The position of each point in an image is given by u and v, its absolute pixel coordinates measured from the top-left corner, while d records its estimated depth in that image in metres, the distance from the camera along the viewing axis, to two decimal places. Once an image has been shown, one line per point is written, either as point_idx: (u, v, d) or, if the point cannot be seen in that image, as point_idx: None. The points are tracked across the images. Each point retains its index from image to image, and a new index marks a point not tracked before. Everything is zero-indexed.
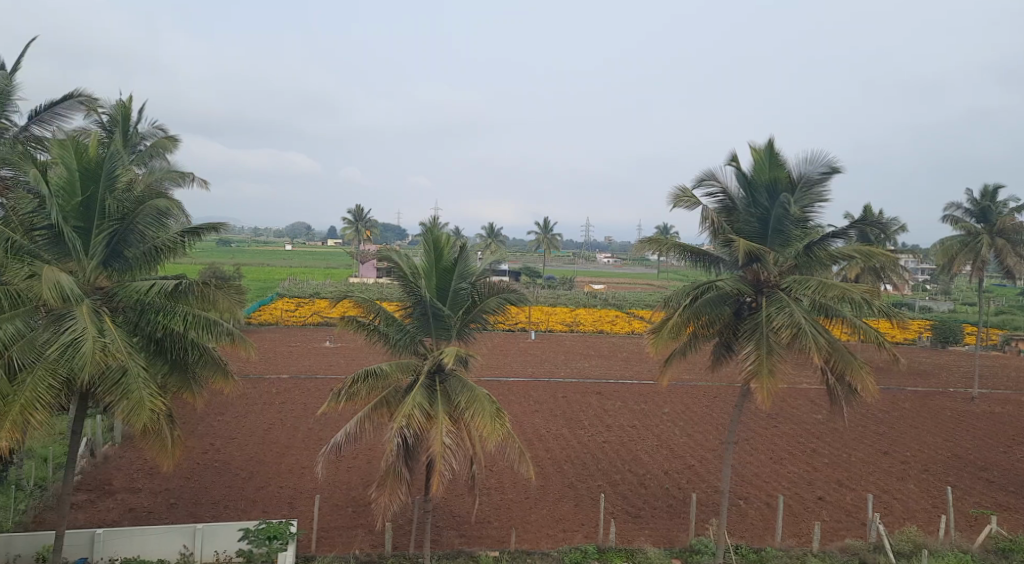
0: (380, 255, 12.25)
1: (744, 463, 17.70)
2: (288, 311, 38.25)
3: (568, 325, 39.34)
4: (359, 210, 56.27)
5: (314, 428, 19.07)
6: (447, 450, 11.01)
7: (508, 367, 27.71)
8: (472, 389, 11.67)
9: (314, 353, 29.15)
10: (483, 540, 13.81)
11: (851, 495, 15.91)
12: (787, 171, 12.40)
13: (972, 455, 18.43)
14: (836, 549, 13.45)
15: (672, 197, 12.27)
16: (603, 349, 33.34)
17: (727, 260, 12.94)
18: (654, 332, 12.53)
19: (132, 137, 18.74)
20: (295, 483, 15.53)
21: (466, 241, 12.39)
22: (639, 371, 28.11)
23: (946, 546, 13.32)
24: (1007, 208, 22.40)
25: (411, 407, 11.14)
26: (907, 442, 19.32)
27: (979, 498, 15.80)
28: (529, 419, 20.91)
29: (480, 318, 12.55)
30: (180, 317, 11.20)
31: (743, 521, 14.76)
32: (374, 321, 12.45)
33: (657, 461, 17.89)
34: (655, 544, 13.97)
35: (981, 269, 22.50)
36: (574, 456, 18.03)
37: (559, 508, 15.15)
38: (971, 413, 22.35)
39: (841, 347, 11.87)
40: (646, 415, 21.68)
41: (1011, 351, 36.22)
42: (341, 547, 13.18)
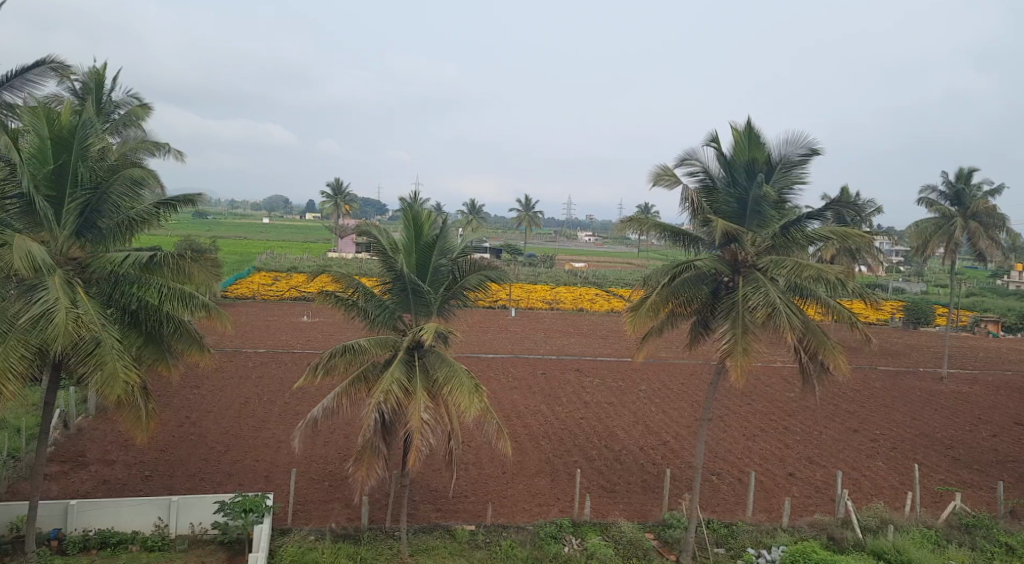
0: (359, 230, 12.15)
1: (718, 440, 17.98)
2: (265, 286, 37.98)
3: (548, 302, 39.48)
4: (338, 183, 55.56)
5: (291, 402, 19.05)
6: (425, 426, 11.01)
7: (487, 344, 27.78)
8: (452, 366, 11.68)
9: (292, 328, 29.03)
10: (460, 514, 13.94)
11: (822, 472, 16.23)
12: (766, 153, 12.47)
13: (939, 433, 18.85)
14: (805, 524, 13.71)
15: (652, 175, 12.29)
16: (582, 327, 33.53)
17: (706, 240, 13.00)
18: (632, 310, 12.62)
19: (105, 105, 18.37)
20: (270, 457, 15.52)
21: (447, 218, 12.38)
22: (617, 349, 28.34)
23: (912, 522, 13.65)
24: (981, 191, 22.71)
25: (388, 383, 11.14)
26: (877, 420, 19.71)
27: (945, 475, 16.20)
28: (507, 395, 21.05)
29: (460, 295, 12.51)
30: (155, 290, 11.14)
31: (715, 496, 15.02)
32: (353, 296, 12.40)
33: (633, 437, 18.11)
34: (629, 518, 14.18)
35: (953, 252, 22.85)
36: (551, 432, 18.18)
37: (535, 483, 15.31)
38: (939, 392, 22.82)
39: (815, 327, 12.00)
40: (624, 392, 21.89)
41: (980, 332, 36.99)
42: (317, 520, 13.23)
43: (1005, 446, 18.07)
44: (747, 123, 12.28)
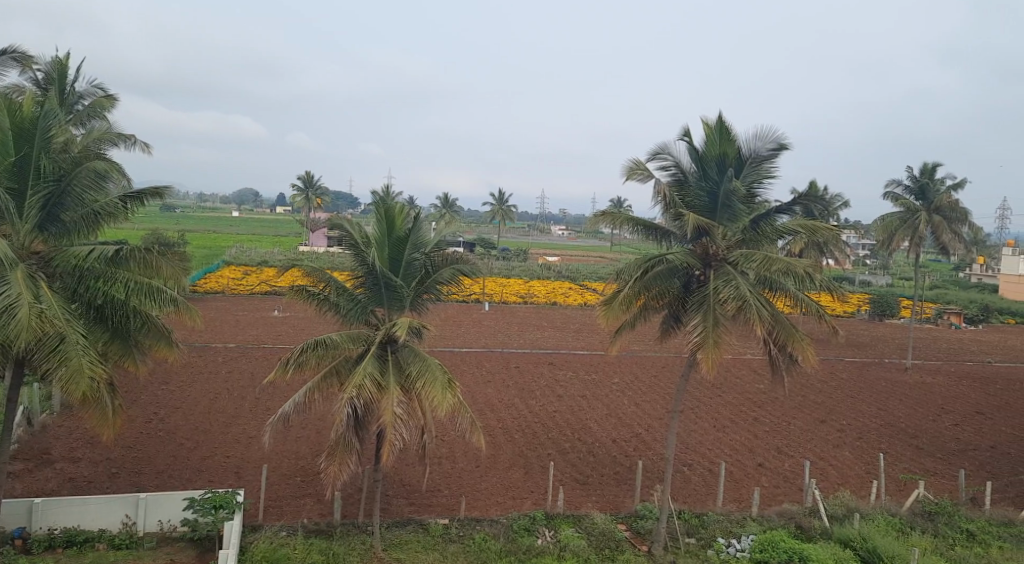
0: (331, 223, 12.04)
1: (689, 431, 18.18)
2: (235, 280, 37.53)
3: (522, 296, 39.56)
4: (309, 176, 54.97)
5: (262, 398, 18.87)
6: (398, 420, 10.98)
7: (460, 338, 27.76)
8: (425, 361, 11.66)
9: (263, 323, 28.74)
10: (433, 508, 13.95)
11: (790, 462, 16.50)
12: (736, 147, 12.61)
13: (904, 423, 19.27)
14: (774, 514, 13.92)
15: (626, 169, 12.35)
16: (555, 320, 33.66)
17: (677, 234, 13.11)
18: (605, 304, 12.69)
19: (69, 96, 17.99)
20: (241, 453, 15.38)
21: (420, 212, 12.33)
22: (590, 342, 28.50)
23: (877, 510, 13.93)
24: (944, 185, 23.20)
25: (362, 377, 11.08)
26: (843, 411, 20.09)
27: (908, 464, 16.57)
28: (480, 389, 21.08)
29: (433, 289, 12.50)
30: (121, 284, 10.88)
31: (686, 487, 15.20)
32: (324, 291, 12.29)
33: (606, 430, 18.23)
34: (601, 509, 14.29)
35: (918, 246, 23.32)
36: (524, 426, 18.24)
37: (509, 476, 15.37)
38: (903, 383, 23.31)
39: (784, 319, 12.18)
40: (597, 385, 22.04)
41: (943, 323, 37.85)
42: (289, 516, 13.15)
43: (966, 435, 18.53)
44: (718, 117, 12.41)
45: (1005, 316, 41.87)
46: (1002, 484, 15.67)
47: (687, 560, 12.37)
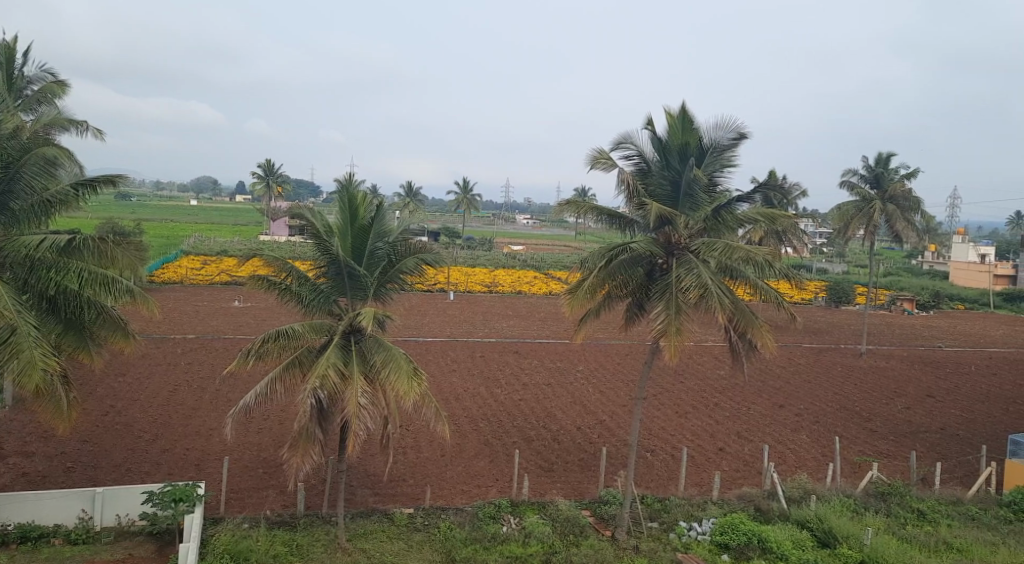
0: (293, 212, 11.86)
1: (652, 418, 18.42)
2: (194, 270, 36.83)
3: (487, 285, 39.57)
4: (269, 164, 54.07)
5: (222, 389, 18.60)
6: (362, 410, 10.91)
7: (426, 328, 27.67)
8: (389, 351, 11.60)
9: (224, 313, 28.28)
10: (398, 498, 13.92)
11: (749, 446, 16.84)
12: (698, 136, 12.74)
13: (859, 407, 19.79)
14: (734, 497, 14.19)
15: (590, 158, 12.40)
16: (520, 309, 33.76)
17: (640, 223, 13.24)
18: (570, 292, 12.75)
19: (16, 81, 17.39)
20: (201, 445, 15.17)
21: (383, 200, 12.27)
22: (555, 331, 28.64)
23: (832, 492, 14.29)
24: (898, 174, 23.78)
25: (325, 367, 10.97)
26: (801, 395, 20.56)
27: (863, 446, 17.02)
28: (446, 378, 21.08)
29: (397, 279, 12.41)
30: (74, 274, 10.61)
31: (649, 472, 15.43)
32: (286, 281, 12.14)
33: (570, 418, 18.40)
34: (566, 496, 14.42)
35: (872, 234, 23.89)
36: (490, 414, 18.30)
37: (474, 464, 15.41)
38: (858, 368, 23.92)
39: (744, 306, 12.36)
40: (561, 373, 22.20)
41: (897, 309, 38.89)
42: (251, 508, 13.01)
43: (917, 417, 19.10)
44: (681, 107, 12.51)
45: (955, 301, 43.19)
46: (950, 464, 16.21)
47: (650, 544, 12.56)
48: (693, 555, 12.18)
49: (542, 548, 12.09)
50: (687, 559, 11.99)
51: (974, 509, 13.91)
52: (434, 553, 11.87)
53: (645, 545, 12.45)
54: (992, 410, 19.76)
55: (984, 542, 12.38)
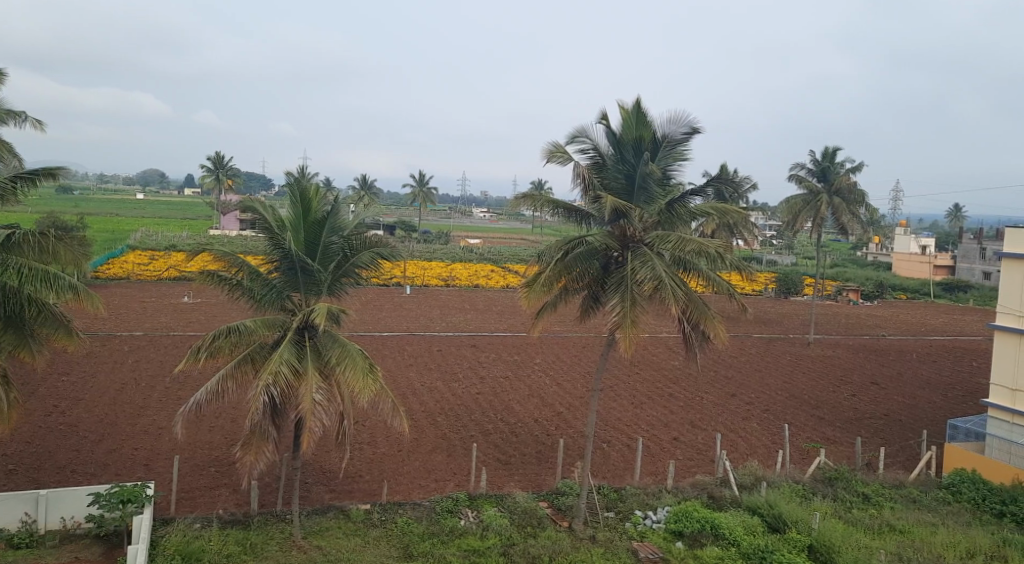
0: (244, 205, 11.65)
1: (608, 409, 18.63)
2: (141, 265, 35.86)
3: (443, 279, 39.44)
4: (219, 156, 52.88)
5: (172, 388, 18.16)
6: (318, 407, 10.77)
7: (382, 323, 27.47)
8: (345, 346, 11.47)
9: (173, 310, 27.62)
10: (354, 494, 13.81)
11: (703, 435, 17.16)
12: (652, 131, 12.87)
13: (807, 394, 20.33)
14: (687, 485, 14.45)
15: (546, 152, 12.41)
16: (477, 303, 33.72)
17: (597, 216, 13.25)
18: (527, 285, 12.75)
19: None
20: (150, 444, 14.82)
21: (337, 194, 12.13)
22: (512, 324, 28.70)
23: (782, 478, 14.67)
24: (843, 168, 24.40)
25: (277, 364, 10.77)
26: (752, 384, 21.03)
27: (811, 433, 17.50)
28: (402, 372, 20.98)
29: (352, 274, 12.25)
30: (13, 269, 10.22)
31: (606, 462, 15.62)
32: (237, 276, 11.84)
33: (528, 410, 18.47)
34: (523, 488, 14.49)
35: (819, 227, 24.51)
36: (447, 408, 18.28)
37: (432, 459, 15.39)
38: (806, 357, 24.57)
39: (697, 299, 12.53)
40: (519, 366, 22.28)
41: (843, 299, 40.03)
42: (203, 507, 12.76)
43: (862, 404, 19.70)
44: (634, 101, 12.63)
45: (897, 291, 44.63)
46: (893, 449, 16.77)
47: (607, 534, 12.66)
48: (649, 543, 12.35)
49: (500, 540, 12.10)
50: (643, 548, 12.16)
51: (915, 492, 14.44)
52: (391, 548, 11.79)
53: (601, 535, 12.53)
54: (932, 396, 20.49)
55: (925, 524, 12.85)
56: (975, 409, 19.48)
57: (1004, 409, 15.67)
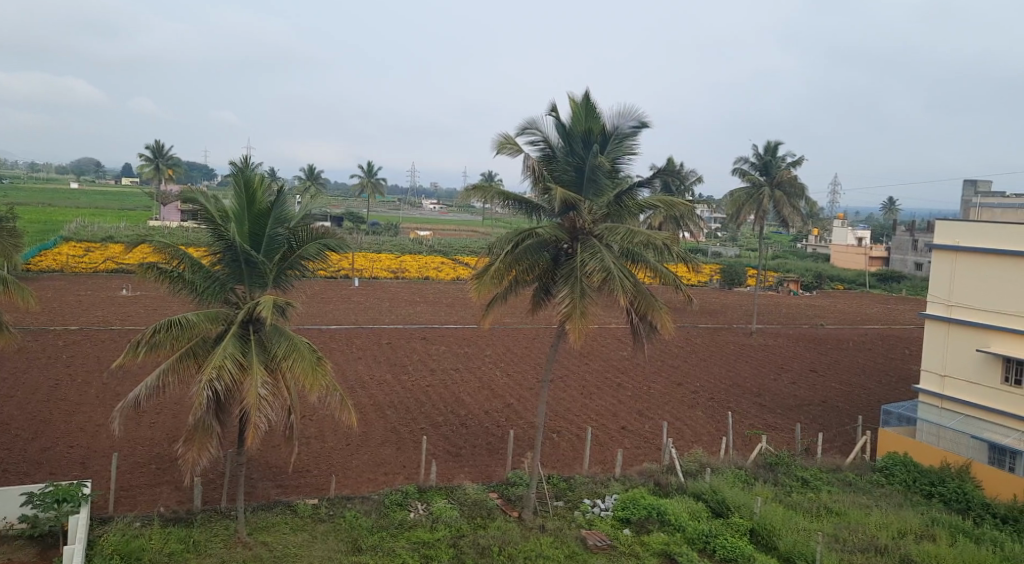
0: (184, 196, 11.30)
1: (558, 399, 18.78)
2: (76, 257, 34.56)
3: (392, 272, 39.13)
4: (159, 145, 51.30)
5: (110, 383, 17.60)
6: (263, 402, 10.55)
7: (330, 316, 27.11)
8: (291, 340, 11.28)
9: (110, 303, 26.71)
10: (301, 489, 13.63)
11: (650, 424, 17.46)
12: (601, 124, 12.98)
13: (750, 383, 20.87)
14: (635, 473, 14.69)
15: (496, 143, 12.40)
16: (426, 295, 33.53)
17: (546, 208, 13.34)
18: (477, 277, 12.71)
19: None
20: (87, 442, 14.34)
21: (282, 185, 11.90)
22: (462, 316, 28.66)
23: (726, 464, 15.04)
24: (785, 162, 25.03)
25: (221, 358, 10.50)
26: (697, 374, 21.48)
27: (753, 420, 17.97)
28: (351, 366, 20.77)
29: (298, 266, 12.06)
30: None
31: (555, 452, 15.76)
32: (178, 268, 11.54)
33: (478, 402, 18.50)
34: (473, 479, 14.52)
35: (761, 219, 25.12)
36: (396, 401, 18.18)
37: (381, 452, 15.29)
38: (749, 346, 25.21)
39: (644, 290, 12.68)
40: (469, 358, 22.27)
41: (784, 290, 41.18)
42: (143, 506, 12.42)
43: (802, 392, 20.32)
44: (584, 94, 12.70)
45: (835, 282, 46.10)
46: (831, 434, 17.35)
47: (556, 523, 12.73)
48: (597, 531, 12.45)
49: (449, 532, 12.10)
50: (591, 535, 12.23)
51: (851, 475, 14.98)
52: (339, 542, 11.65)
53: (550, 524, 12.60)
54: (867, 383, 21.26)
55: (860, 506, 13.34)
56: (907, 395, 20.30)
57: (934, 394, 16.37)
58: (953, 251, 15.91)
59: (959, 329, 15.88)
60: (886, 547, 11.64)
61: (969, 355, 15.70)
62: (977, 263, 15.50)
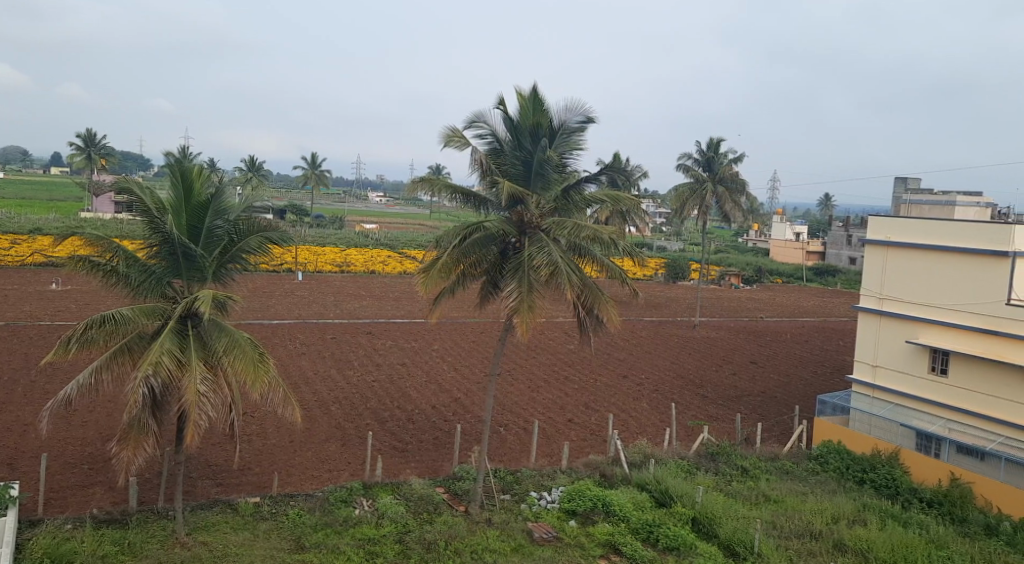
0: (118, 186, 10.89)
1: (505, 393, 18.82)
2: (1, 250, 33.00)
3: (338, 266, 38.58)
4: (90, 134, 49.31)
5: (38, 381, 16.89)
6: (203, 399, 10.26)
7: (273, 310, 26.56)
8: (232, 337, 10.96)
9: (39, 298, 25.59)
10: (243, 487, 13.35)
11: (596, 416, 17.66)
12: (549, 118, 13.00)
13: (693, 374, 21.31)
14: (580, 465, 14.84)
15: (443, 136, 12.32)
16: (373, 289, 33.19)
17: (494, 201, 13.32)
18: (423, 271, 12.61)
19: None
20: (13, 442, 13.75)
21: (222, 176, 11.56)
22: (409, 310, 28.45)
23: (669, 455, 15.31)
24: (727, 158, 25.58)
25: (158, 354, 10.15)
26: (642, 366, 21.83)
27: (696, 411, 18.36)
28: (295, 361, 20.42)
29: (239, 259, 11.77)
30: None
31: (502, 446, 15.80)
32: (112, 261, 11.11)
33: (425, 397, 18.41)
34: (420, 475, 14.45)
35: (705, 214, 25.60)
36: (341, 396, 17.97)
37: (325, 449, 15.06)
38: (692, 338, 25.74)
39: (591, 284, 12.77)
40: (416, 352, 22.14)
41: (726, 284, 42.18)
42: (75, 507, 11.98)
43: (743, 383, 20.84)
44: (531, 88, 12.69)
45: (774, 276, 47.42)
46: (769, 424, 17.86)
47: (502, 516, 12.74)
48: (544, 523, 12.50)
49: (395, 528, 12.00)
50: (538, 528, 12.27)
51: (788, 463, 15.44)
52: (282, 540, 11.43)
53: (497, 518, 12.60)
54: (804, 374, 21.96)
55: (796, 493, 13.76)
56: (841, 385, 21.04)
57: (866, 384, 17.01)
58: (884, 245, 16.53)
59: (891, 321, 16.49)
60: (820, 533, 12.03)
61: (900, 346, 16.32)
62: (907, 256, 16.13)
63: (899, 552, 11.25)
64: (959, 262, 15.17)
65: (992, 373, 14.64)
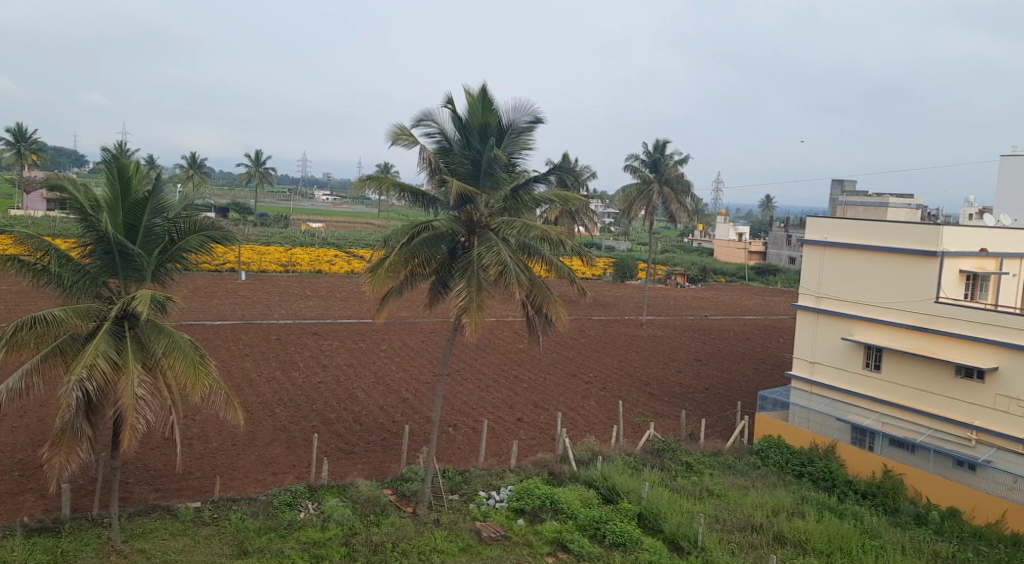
0: (49, 182, 10.44)
1: (454, 393, 18.75)
2: None
3: (283, 265, 37.83)
4: (20, 129, 47.25)
5: None
6: (141, 402, 9.93)
7: (215, 311, 25.88)
8: (172, 338, 10.67)
9: None
10: (183, 492, 12.98)
11: (545, 415, 17.76)
12: (498, 117, 12.99)
13: (639, 372, 21.62)
14: (529, 464, 14.89)
15: (391, 134, 12.23)
16: (319, 289, 32.68)
17: (442, 201, 13.28)
18: (371, 270, 12.47)
19: None
20: None
21: (161, 172, 11.22)
22: (356, 310, 28.11)
23: (616, 452, 15.50)
24: (672, 159, 26.02)
25: (93, 357, 9.78)
26: (590, 364, 22.04)
27: (642, 408, 18.63)
28: (238, 362, 19.98)
29: (179, 258, 11.46)
30: None
31: (451, 446, 15.76)
32: (42, 261, 10.67)
33: (373, 398, 18.20)
34: (367, 476, 14.30)
35: (651, 214, 25.99)
36: (286, 398, 17.64)
37: (270, 452, 14.77)
38: (639, 337, 26.10)
39: (539, 282, 12.80)
40: (363, 353, 21.89)
41: (672, 283, 42.92)
42: (3, 516, 11.49)
43: (688, 380, 21.23)
44: (480, 88, 12.67)
45: (718, 275, 48.46)
46: (713, 420, 18.24)
47: (450, 516, 12.70)
48: (492, 522, 12.50)
49: (341, 530, 11.85)
50: (486, 527, 12.23)
51: (731, 458, 15.79)
52: (224, 545, 11.16)
53: (445, 518, 12.56)
54: (746, 370, 22.51)
55: (738, 487, 14.10)
56: (781, 381, 21.63)
57: (805, 380, 17.49)
58: (822, 245, 17.05)
59: (828, 319, 17.02)
60: (761, 525, 12.34)
61: (837, 343, 16.84)
62: (843, 256, 16.67)
63: (835, 542, 11.63)
64: (892, 261, 15.75)
65: (921, 368, 15.23)
